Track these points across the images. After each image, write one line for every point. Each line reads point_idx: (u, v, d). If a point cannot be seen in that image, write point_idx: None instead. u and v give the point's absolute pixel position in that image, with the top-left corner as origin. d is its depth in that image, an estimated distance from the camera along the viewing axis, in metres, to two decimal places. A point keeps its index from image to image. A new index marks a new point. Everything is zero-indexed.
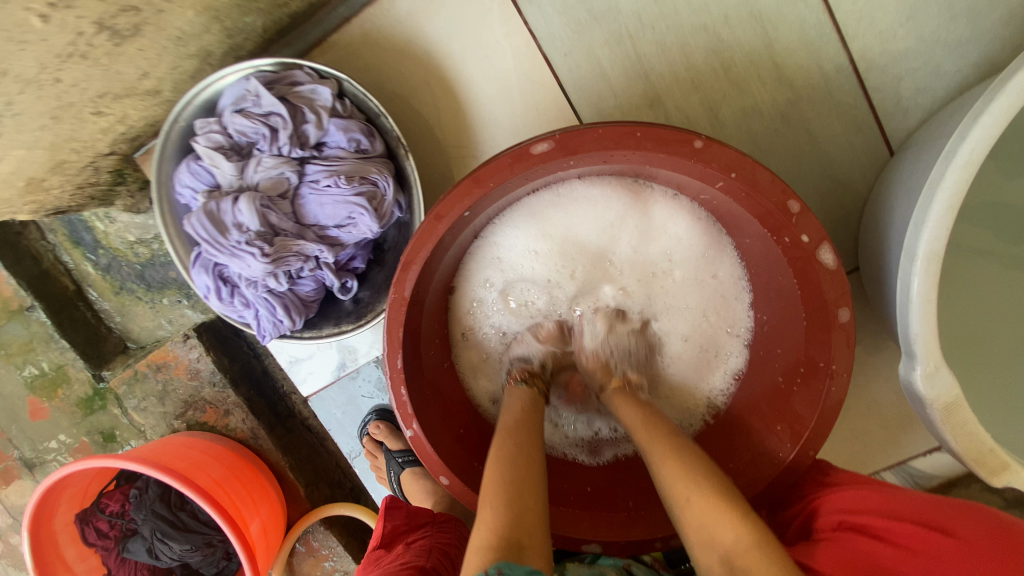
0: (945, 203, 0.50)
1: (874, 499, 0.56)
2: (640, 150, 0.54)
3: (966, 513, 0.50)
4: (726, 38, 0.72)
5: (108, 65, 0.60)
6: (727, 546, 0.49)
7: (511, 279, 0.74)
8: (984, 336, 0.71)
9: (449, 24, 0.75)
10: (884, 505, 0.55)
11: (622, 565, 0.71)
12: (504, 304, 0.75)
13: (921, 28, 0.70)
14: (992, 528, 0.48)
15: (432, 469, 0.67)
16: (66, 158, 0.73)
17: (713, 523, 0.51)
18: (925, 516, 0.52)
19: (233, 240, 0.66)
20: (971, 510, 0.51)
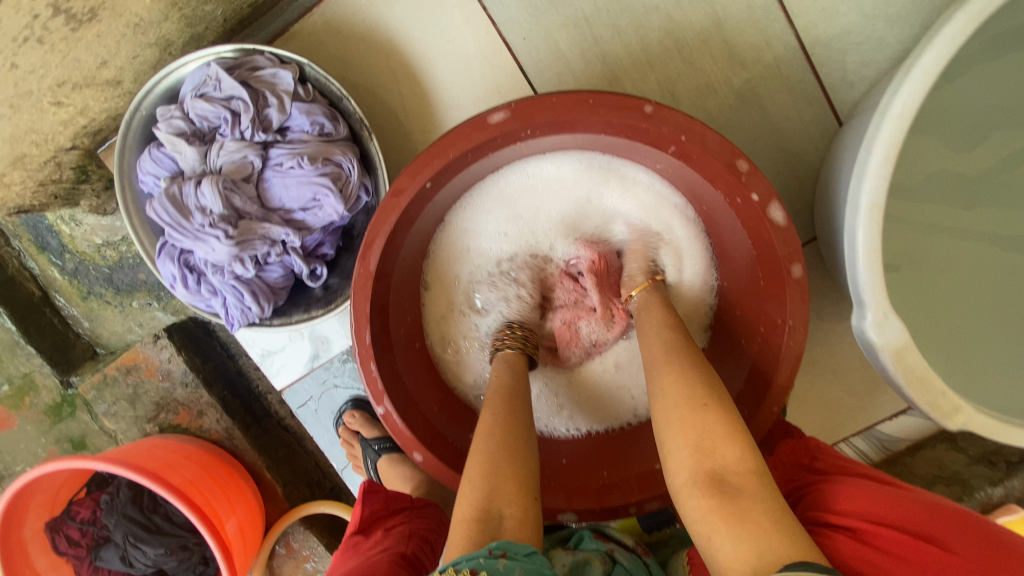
0: (882, 155, 0.53)
1: (862, 496, 0.53)
2: (592, 116, 0.55)
3: (962, 524, 0.48)
4: (678, 18, 0.75)
5: (66, 51, 0.60)
6: (726, 461, 0.48)
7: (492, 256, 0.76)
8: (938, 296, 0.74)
9: (409, 11, 0.76)
10: (871, 504, 0.52)
11: (603, 547, 0.71)
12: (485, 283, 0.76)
13: (862, 4, 0.73)
14: (986, 545, 0.46)
15: (404, 446, 0.68)
16: (26, 152, 0.73)
17: (714, 437, 0.49)
18: (915, 522, 0.49)
19: (197, 224, 0.66)
20: (965, 521, 0.48)
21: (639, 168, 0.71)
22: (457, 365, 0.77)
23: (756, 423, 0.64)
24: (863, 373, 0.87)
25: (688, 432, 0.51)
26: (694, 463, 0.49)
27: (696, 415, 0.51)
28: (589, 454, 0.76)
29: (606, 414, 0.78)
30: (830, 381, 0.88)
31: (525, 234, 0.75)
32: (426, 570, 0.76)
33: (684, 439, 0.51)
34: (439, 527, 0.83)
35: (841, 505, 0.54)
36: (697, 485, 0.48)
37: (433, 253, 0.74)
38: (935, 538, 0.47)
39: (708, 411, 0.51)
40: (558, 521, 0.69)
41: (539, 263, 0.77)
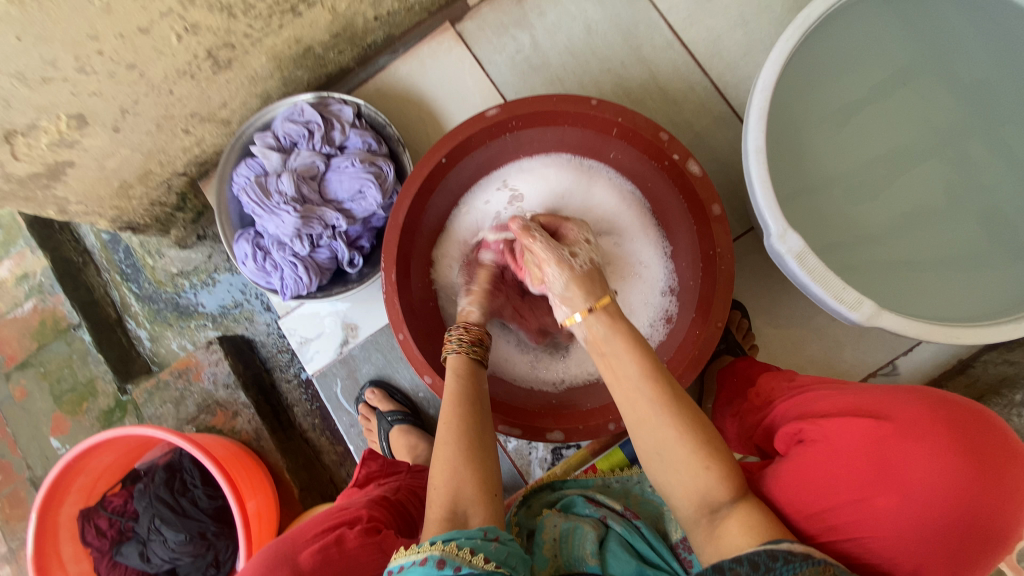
0: (757, 116, 0.75)
1: (831, 400, 0.65)
2: (557, 108, 0.80)
3: (898, 396, 0.60)
4: (625, 75, 1.05)
5: (204, 88, 0.90)
6: (720, 500, 0.58)
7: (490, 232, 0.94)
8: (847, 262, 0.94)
9: (435, 78, 1.08)
10: (837, 404, 0.65)
11: (600, 518, 0.81)
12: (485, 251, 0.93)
13: (755, 61, 1.03)
14: (926, 404, 0.57)
15: (418, 370, 0.82)
16: (152, 169, 1.00)
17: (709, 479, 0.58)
18: (870, 406, 0.60)
19: (274, 202, 0.90)
20: (912, 393, 0.60)
21: (602, 168, 0.93)
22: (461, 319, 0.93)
23: (705, 336, 0.79)
24: (818, 346, 1.01)
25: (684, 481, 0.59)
26: (691, 505, 0.59)
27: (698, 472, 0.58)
28: (576, 390, 0.88)
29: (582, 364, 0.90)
30: (791, 354, 1.01)
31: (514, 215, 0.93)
32: (415, 519, 0.81)
33: (683, 488, 0.60)
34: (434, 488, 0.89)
35: (817, 411, 0.66)
36: (698, 521, 0.59)
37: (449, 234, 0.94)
38: (885, 413, 0.58)
39: (709, 473, 0.58)
40: (547, 440, 0.80)
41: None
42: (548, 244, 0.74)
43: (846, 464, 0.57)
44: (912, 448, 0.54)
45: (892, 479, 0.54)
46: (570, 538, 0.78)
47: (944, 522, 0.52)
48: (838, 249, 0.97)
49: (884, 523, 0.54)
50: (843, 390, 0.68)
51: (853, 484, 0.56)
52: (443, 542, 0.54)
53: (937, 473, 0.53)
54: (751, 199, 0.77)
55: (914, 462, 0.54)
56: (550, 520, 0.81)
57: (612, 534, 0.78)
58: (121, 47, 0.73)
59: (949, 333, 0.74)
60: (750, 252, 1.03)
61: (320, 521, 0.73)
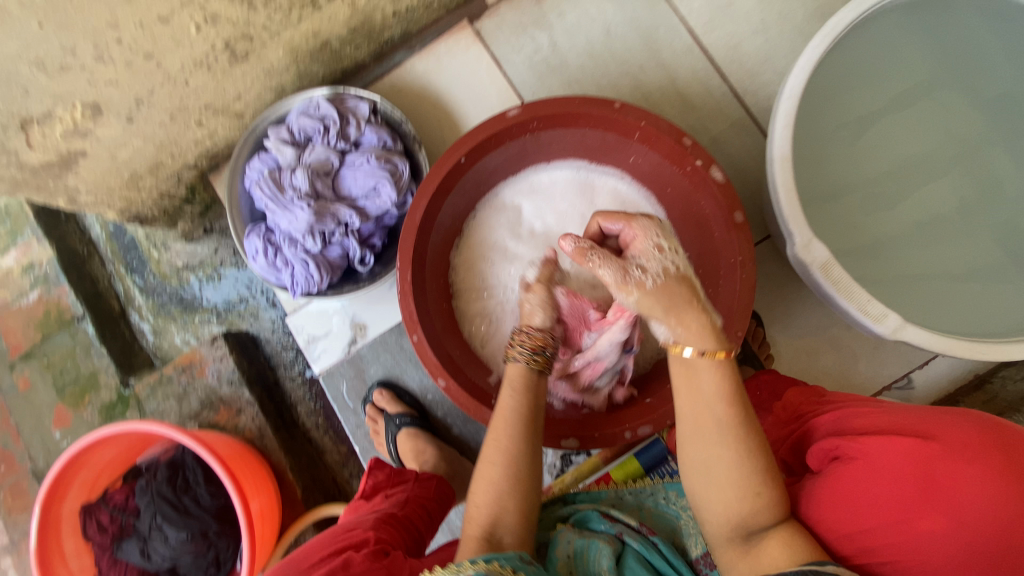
0: (782, 124, 0.74)
1: (870, 417, 0.64)
2: (579, 110, 0.79)
3: (945, 417, 0.58)
4: (643, 78, 1.03)
5: (220, 80, 0.88)
6: (759, 522, 0.59)
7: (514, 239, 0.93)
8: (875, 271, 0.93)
9: (452, 76, 1.07)
10: (875, 421, 0.63)
11: (616, 534, 0.79)
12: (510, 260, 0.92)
13: (776, 67, 1.01)
14: (976, 429, 0.56)
15: (431, 372, 0.80)
16: (163, 161, 0.98)
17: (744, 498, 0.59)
18: (914, 425, 0.59)
19: (288, 198, 0.89)
20: (958, 416, 0.58)
21: (618, 172, 0.92)
22: (475, 324, 0.92)
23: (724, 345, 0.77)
24: (834, 358, 1.00)
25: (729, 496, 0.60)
26: (724, 518, 0.61)
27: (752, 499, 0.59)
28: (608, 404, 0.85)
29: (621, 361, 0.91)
30: (806, 366, 1.00)
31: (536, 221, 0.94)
32: (421, 535, 0.81)
33: (724, 502, 0.61)
34: (440, 498, 0.88)
35: (855, 427, 0.64)
36: (730, 541, 0.61)
37: (467, 242, 0.94)
38: (932, 434, 0.57)
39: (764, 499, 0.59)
40: (561, 447, 0.78)
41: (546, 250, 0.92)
42: (611, 261, 0.70)
43: (892, 485, 0.56)
44: (962, 473, 0.53)
45: (939, 503, 0.54)
46: (586, 556, 0.76)
47: (990, 549, 0.52)
48: (861, 257, 0.95)
49: (928, 546, 0.54)
50: (879, 407, 0.66)
51: (895, 506, 0.55)
52: (484, 562, 0.55)
53: (986, 502, 0.52)
54: (776, 208, 0.75)
55: (962, 488, 0.53)
56: (565, 535, 0.80)
57: (629, 551, 0.77)
58: (140, 36, 0.72)
59: (972, 348, 0.72)
60: (766, 261, 1.02)
61: (327, 545, 0.71)
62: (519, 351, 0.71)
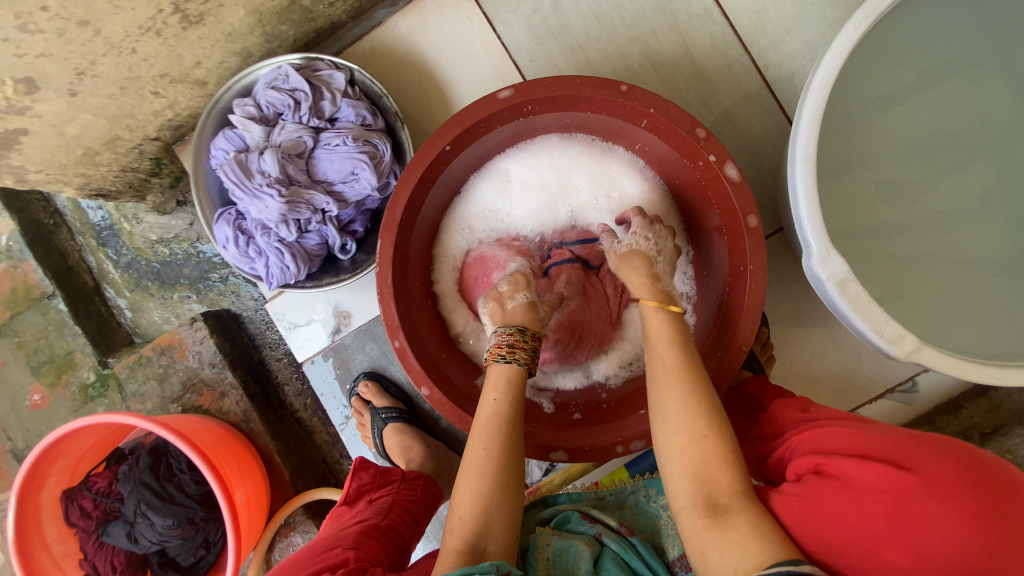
0: (809, 118, 0.65)
1: (852, 437, 0.61)
2: (580, 93, 0.70)
3: (929, 448, 0.55)
4: (654, 45, 0.92)
5: (173, 47, 0.78)
6: (722, 485, 0.57)
7: (497, 210, 0.86)
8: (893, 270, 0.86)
9: (440, 38, 0.95)
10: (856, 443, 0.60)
11: (595, 535, 0.78)
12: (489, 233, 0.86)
13: (803, 36, 0.90)
14: (958, 465, 0.52)
15: (414, 380, 0.75)
16: (120, 134, 0.89)
17: (712, 466, 0.58)
18: (893, 452, 0.56)
19: (257, 183, 0.80)
20: (939, 445, 0.56)
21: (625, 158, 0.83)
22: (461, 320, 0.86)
23: (728, 360, 0.72)
24: (837, 358, 0.96)
25: (689, 463, 0.60)
26: (694, 492, 0.58)
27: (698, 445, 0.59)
28: (602, 412, 0.81)
29: (616, 358, 0.86)
30: (807, 366, 0.96)
31: (525, 193, 0.85)
32: (406, 542, 0.78)
33: (685, 469, 0.60)
34: (425, 500, 0.87)
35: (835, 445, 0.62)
36: (694, 506, 0.58)
37: (447, 220, 0.86)
38: (910, 465, 0.54)
39: (708, 443, 0.59)
40: (550, 459, 0.75)
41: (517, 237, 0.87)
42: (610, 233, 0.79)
43: (862, 512, 0.53)
44: (932, 507, 0.51)
45: (907, 535, 0.51)
46: (565, 558, 0.75)
47: None
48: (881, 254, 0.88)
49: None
50: (864, 427, 0.63)
51: (859, 533, 0.53)
52: None
53: (954, 541, 0.49)
54: (794, 213, 0.68)
55: (932, 524, 0.50)
56: (543, 538, 0.78)
57: (606, 552, 0.75)
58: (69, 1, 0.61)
59: (993, 373, 0.67)
60: (776, 254, 0.95)
61: (305, 564, 0.67)
62: (511, 358, 0.68)
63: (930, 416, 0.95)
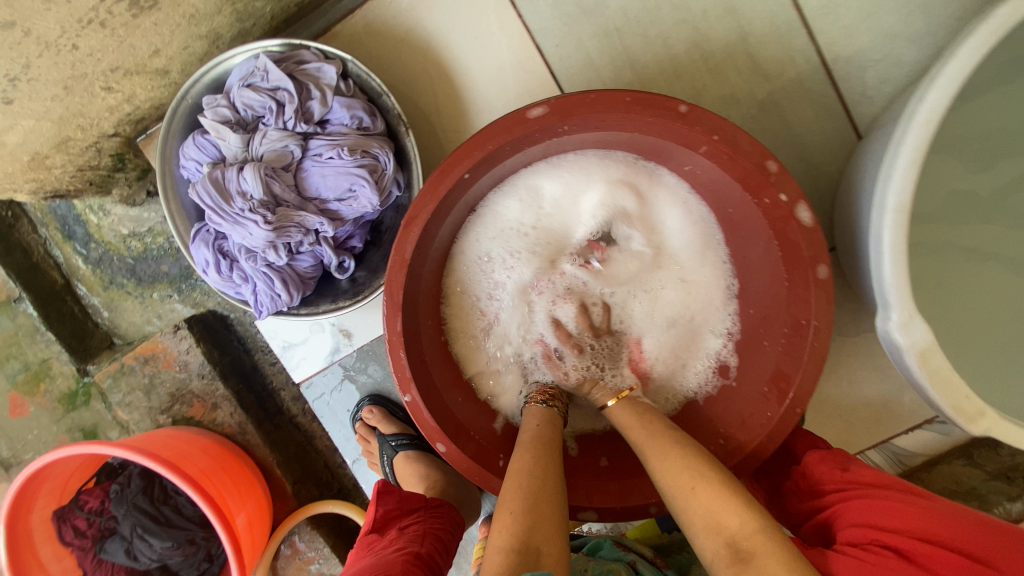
0: (908, 159, 0.54)
1: (914, 510, 0.56)
2: (629, 114, 0.57)
3: (1008, 543, 0.51)
4: (705, 31, 0.78)
5: (124, 37, 0.63)
6: (733, 530, 0.52)
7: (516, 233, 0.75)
8: (960, 303, 0.77)
9: (448, 16, 0.80)
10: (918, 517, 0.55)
11: (629, 563, 0.74)
12: (508, 258, 0.76)
13: (881, 24, 0.76)
14: None
15: (428, 436, 0.68)
16: (71, 135, 0.74)
17: (718, 509, 0.54)
18: (970, 542, 0.51)
19: (237, 207, 0.68)
20: (1016, 543, 0.51)
21: (667, 177, 0.72)
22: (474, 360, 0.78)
23: (779, 423, 0.65)
24: (876, 387, 0.89)
25: (695, 514, 0.55)
26: (712, 542, 0.53)
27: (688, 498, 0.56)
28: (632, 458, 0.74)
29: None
30: (844, 394, 0.89)
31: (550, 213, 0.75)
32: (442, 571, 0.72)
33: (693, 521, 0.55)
34: (454, 528, 0.79)
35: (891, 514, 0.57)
36: (721, 555, 0.52)
37: (462, 238, 0.75)
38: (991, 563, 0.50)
39: (698, 493, 0.56)
40: (578, 518, 0.70)
41: (525, 298, 0.78)
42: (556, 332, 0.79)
43: None
44: None
45: None
46: None
47: None
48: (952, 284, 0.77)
49: None
50: (920, 497, 0.58)
51: None
52: None
53: None
54: (872, 267, 0.59)
55: None
56: (578, 564, 0.72)
57: None
58: None
59: None
60: None
61: None
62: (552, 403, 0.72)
63: (968, 449, 0.89)
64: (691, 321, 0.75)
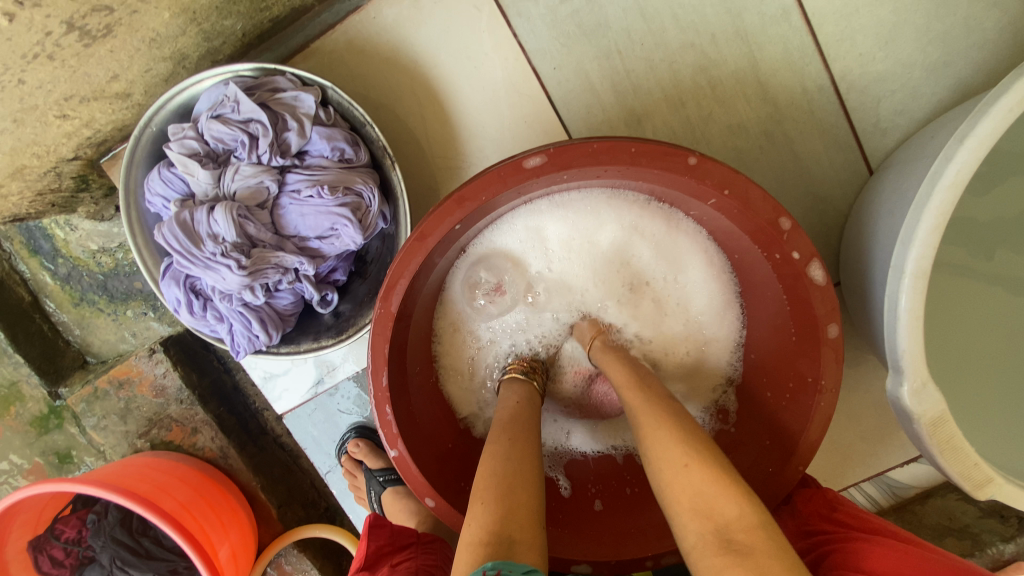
0: (931, 223, 0.51)
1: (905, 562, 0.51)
2: (634, 166, 0.53)
3: None
4: (713, 55, 0.73)
5: (76, 67, 0.57)
6: (728, 518, 0.45)
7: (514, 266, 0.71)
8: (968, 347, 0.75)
9: (439, 34, 0.74)
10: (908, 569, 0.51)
11: None
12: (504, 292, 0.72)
13: (898, 52, 0.71)
14: None
15: (416, 490, 0.65)
16: (25, 163, 0.68)
17: (712, 493, 0.46)
18: None
19: (208, 250, 0.63)
20: None
21: (677, 220, 0.68)
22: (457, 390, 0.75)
23: (780, 480, 0.63)
24: (876, 420, 0.87)
25: (682, 494, 0.48)
26: (699, 525, 0.46)
27: (680, 477, 0.48)
28: (628, 505, 0.72)
29: (607, 434, 0.78)
30: (844, 428, 0.87)
31: (552, 248, 0.71)
32: None
33: (679, 503, 0.48)
34: (446, 565, 0.76)
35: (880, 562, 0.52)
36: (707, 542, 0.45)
37: (455, 273, 0.71)
38: None
39: (691, 473, 0.48)
40: (571, 571, 0.66)
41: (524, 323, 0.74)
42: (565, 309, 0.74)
43: None
44: None
45: None
46: None
47: None
48: (961, 326, 0.74)
49: None
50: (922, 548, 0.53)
51: None
52: None
53: None
54: (884, 332, 0.56)
55: None
56: None
57: None
58: None
59: None
60: None
61: None
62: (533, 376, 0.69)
63: None
64: (686, 375, 0.73)
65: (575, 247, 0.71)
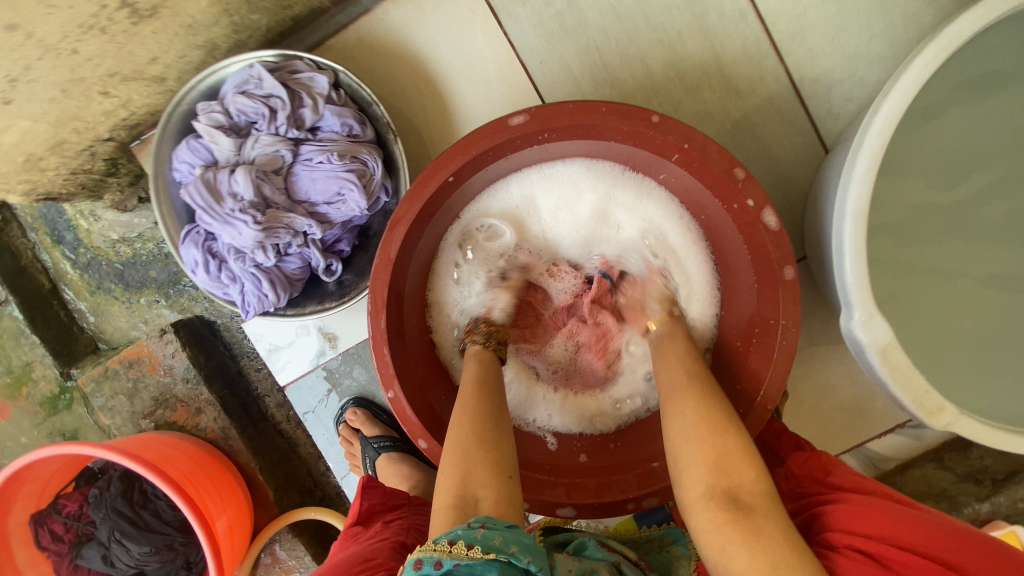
0: (865, 166, 0.58)
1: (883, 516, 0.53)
2: (605, 122, 0.61)
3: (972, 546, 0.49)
4: (680, 50, 0.83)
5: (122, 44, 0.66)
6: (741, 480, 0.52)
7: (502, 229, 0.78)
8: (926, 310, 0.80)
9: (439, 32, 0.84)
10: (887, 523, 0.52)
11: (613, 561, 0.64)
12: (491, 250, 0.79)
13: (845, 46, 0.81)
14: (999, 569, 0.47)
15: (410, 433, 0.69)
16: (66, 138, 0.77)
17: (732, 459, 0.54)
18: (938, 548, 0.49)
19: (228, 208, 0.71)
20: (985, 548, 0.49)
21: (650, 187, 0.75)
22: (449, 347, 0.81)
23: (750, 420, 0.67)
24: (851, 390, 0.91)
25: (706, 451, 0.55)
26: (709, 477, 0.53)
27: (717, 437, 0.56)
28: (612, 458, 0.75)
29: (580, 407, 0.80)
30: (821, 399, 0.91)
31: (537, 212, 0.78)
32: None
33: (702, 458, 0.55)
34: None
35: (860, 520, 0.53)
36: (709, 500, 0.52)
37: (448, 238, 0.78)
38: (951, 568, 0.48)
39: (722, 436, 0.56)
40: (557, 514, 0.70)
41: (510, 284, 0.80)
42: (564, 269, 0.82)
43: None
44: None
45: None
46: None
47: None
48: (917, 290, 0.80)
49: None
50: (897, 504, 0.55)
51: None
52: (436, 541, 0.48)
53: None
54: (835, 270, 0.62)
55: None
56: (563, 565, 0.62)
57: None
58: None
59: None
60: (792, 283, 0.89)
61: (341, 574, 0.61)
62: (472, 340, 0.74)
63: (939, 453, 0.92)
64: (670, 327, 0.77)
65: (557, 211, 0.78)
